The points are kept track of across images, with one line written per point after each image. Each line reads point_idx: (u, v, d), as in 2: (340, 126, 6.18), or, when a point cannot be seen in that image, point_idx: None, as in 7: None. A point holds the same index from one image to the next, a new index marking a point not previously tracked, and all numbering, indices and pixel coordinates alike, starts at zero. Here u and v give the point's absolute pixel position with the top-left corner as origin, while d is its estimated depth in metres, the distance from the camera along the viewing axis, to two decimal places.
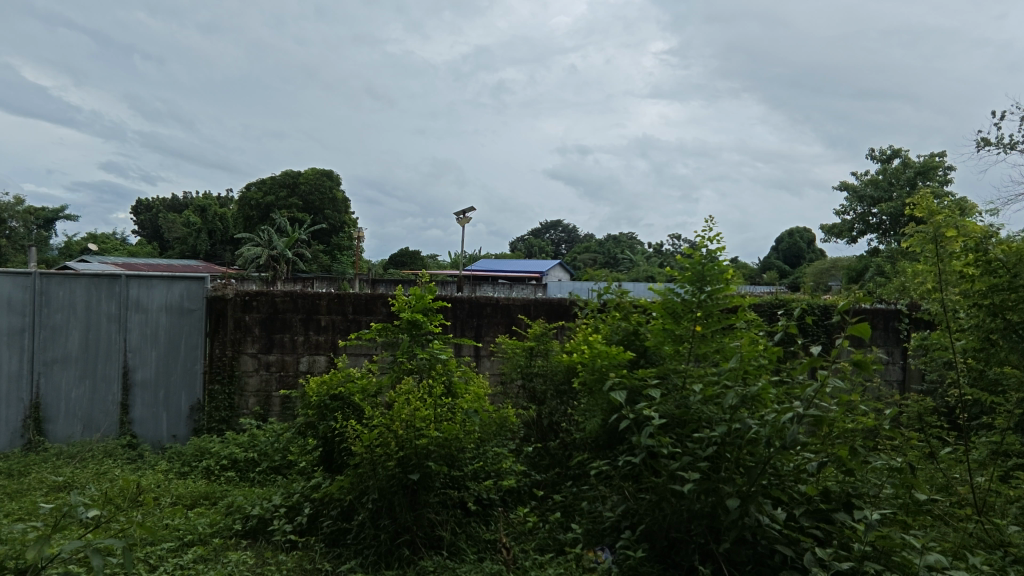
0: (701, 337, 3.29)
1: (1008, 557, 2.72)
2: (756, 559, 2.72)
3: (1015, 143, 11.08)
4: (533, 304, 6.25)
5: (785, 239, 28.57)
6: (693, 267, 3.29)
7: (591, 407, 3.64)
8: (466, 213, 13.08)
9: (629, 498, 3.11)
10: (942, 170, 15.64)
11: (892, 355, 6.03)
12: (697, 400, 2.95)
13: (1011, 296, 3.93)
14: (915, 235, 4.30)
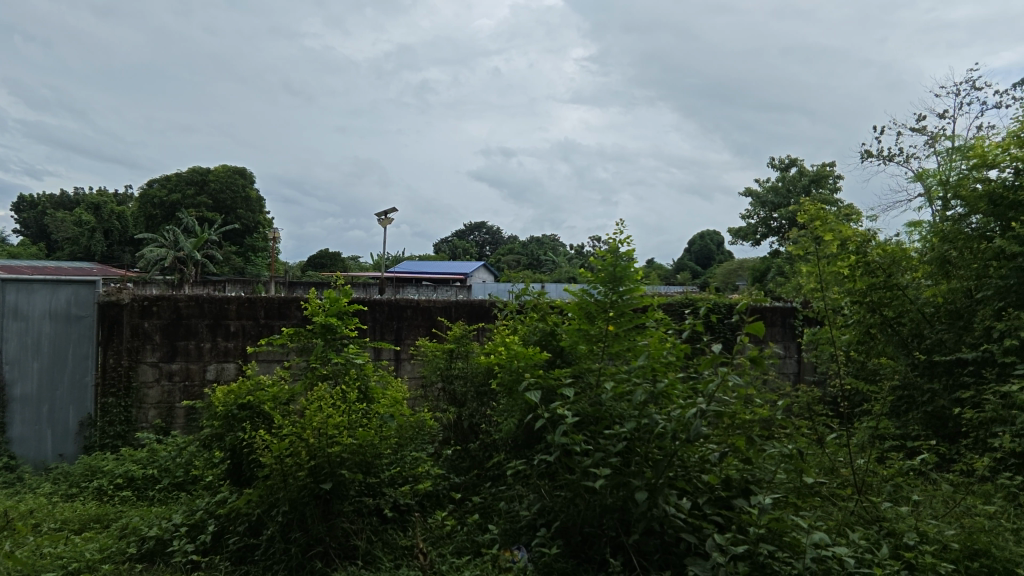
0: (613, 336, 3.40)
1: (883, 530, 3.00)
2: (663, 549, 2.83)
3: (892, 156, 12.29)
4: (454, 306, 6.23)
5: (697, 242, 30.17)
6: (606, 268, 3.37)
7: (509, 407, 3.67)
8: (387, 214, 12.89)
9: (544, 496, 3.16)
10: (832, 178, 17.11)
11: (788, 348, 6.48)
12: (609, 398, 3.05)
13: (887, 294, 4.85)
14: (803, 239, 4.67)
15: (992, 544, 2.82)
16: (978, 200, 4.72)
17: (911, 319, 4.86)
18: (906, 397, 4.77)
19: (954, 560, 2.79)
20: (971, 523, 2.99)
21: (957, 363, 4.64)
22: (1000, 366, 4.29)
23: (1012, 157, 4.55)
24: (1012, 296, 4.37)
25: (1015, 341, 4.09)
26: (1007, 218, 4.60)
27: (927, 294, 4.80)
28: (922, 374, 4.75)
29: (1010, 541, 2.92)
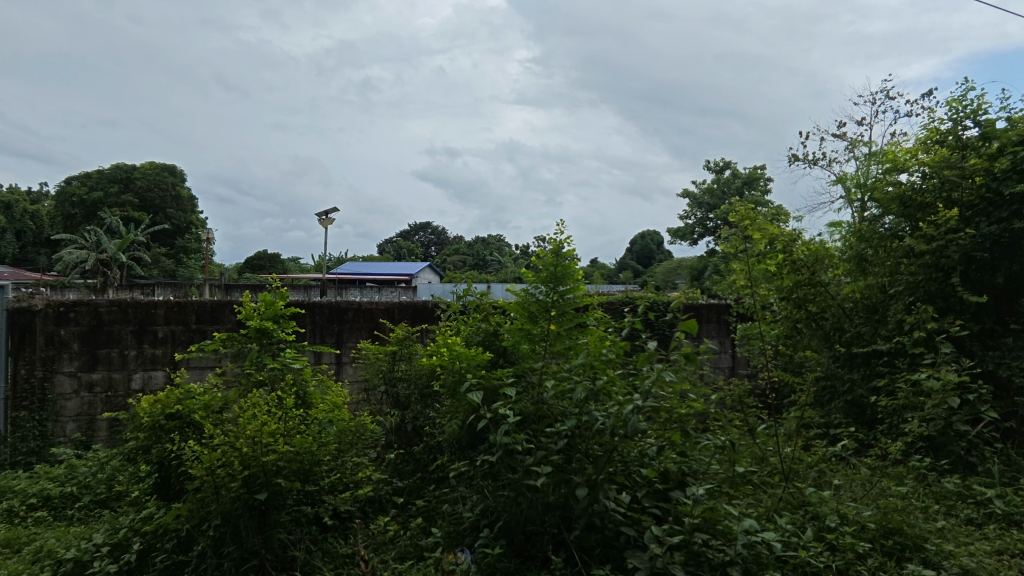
0: (555, 335, 3.44)
1: (808, 514, 3.17)
2: (604, 543, 2.88)
3: (817, 159, 12.98)
4: (397, 308, 6.14)
5: (638, 242, 30.95)
6: (548, 268, 3.39)
7: (453, 409, 3.65)
8: (328, 215, 12.58)
9: (487, 496, 3.15)
10: (763, 181, 17.92)
11: (723, 344, 6.77)
12: (550, 396, 3.10)
13: (811, 290, 5.11)
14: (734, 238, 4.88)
15: (904, 522, 3.03)
16: (890, 202, 5.06)
17: (832, 314, 5.15)
18: (828, 387, 5.07)
19: (871, 539, 2.98)
20: (886, 504, 3.20)
21: (873, 354, 4.94)
22: (910, 356, 4.59)
23: (920, 162, 4.89)
24: (921, 291, 4.75)
25: (923, 332, 4.42)
26: (915, 219, 4.95)
27: (846, 290, 5.10)
28: (843, 365, 5.04)
29: (920, 518, 3.15)
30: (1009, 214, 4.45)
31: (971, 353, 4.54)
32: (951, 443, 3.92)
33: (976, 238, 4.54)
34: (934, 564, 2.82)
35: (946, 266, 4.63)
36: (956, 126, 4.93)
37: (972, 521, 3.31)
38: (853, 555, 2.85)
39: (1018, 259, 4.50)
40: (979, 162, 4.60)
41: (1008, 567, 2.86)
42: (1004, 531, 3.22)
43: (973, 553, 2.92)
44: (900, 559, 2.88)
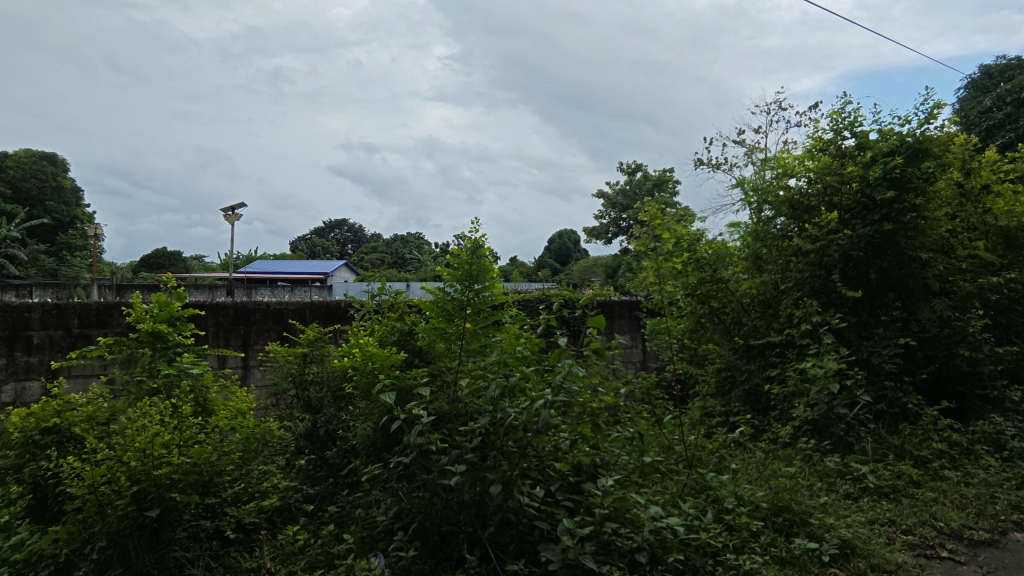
0: (471, 334, 3.44)
1: (709, 498, 3.36)
2: (518, 538, 2.91)
3: (719, 164, 13.80)
4: (309, 308, 5.90)
5: (556, 241, 31.59)
6: (462, 267, 3.37)
7: (366, 410, 3.56)
8: (235, 209, 11.98)
9: (402, 498, 3.07)
10: (672, 183, 18.84)
11: (634, 339, 7.04)
12: (465, 394, 3.13)
13: (712, 287, 5.52)
14: (644, 238, 5.15)
15: (792, 500, 3.29)
16: (780, 205, 5.47)
17: (731, 309, 5.55)
18: (729, 377, 5.41)
19: (764, 517, 3.21)
20: (777, 484, 3.45)
21: (767, 345, 5.29)
22: (798, 347, 4.97)
23: (806, 168, 5.34)
24: (807, 287, 5.16)
25: (810, 325, 4.82)
26: (802, 220, 5.39)
27: (744, 287, 5.48)
28: (741, 357, 5.40)
29: (806, 496, 3.43)
30: (881, 216, 4.92)
31: (849, 343, 5.00)
32: (832, 425, 4.30)
33: (853, 239, 4.99)
34: (817, 537, 3.08)
35: (827, 264, 5.07)
36: (837, 136, 5.39)
37: (849, 495, 3.64)
38: (747, 533, 3.06)
39: (887, 258, 4.98)
40: (855, 169, 5.05)
41: (878, 535, 3.17)
42: (875, 502, 3.57)
43: (851, 524, 3.21)
44: (789, 534, 3.12)
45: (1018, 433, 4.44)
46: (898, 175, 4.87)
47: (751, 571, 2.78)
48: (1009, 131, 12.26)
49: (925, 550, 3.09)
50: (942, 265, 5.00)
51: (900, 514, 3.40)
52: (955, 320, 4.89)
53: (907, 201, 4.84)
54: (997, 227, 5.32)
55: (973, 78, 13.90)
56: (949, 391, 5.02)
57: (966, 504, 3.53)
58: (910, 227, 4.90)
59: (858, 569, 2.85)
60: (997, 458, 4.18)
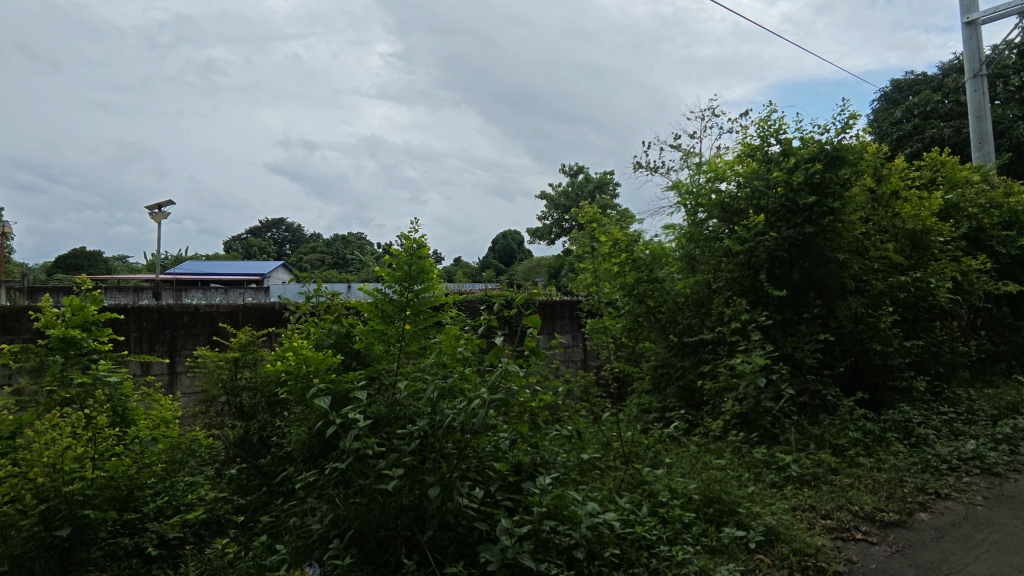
0: (411, 335, 3.41)
1: (645, 492, 3.46)
2: (457, 540, 2.90)
3: (656, 167, 14.25)
4: (241, 311, 5.66)
5: (500, 241, 31.72)
6: (401, 267, 3.33)
7: (300, 416, 3.44)
8: (161, 207, 11.37)
9: (338, 505, 2.98)
10: (612, 185, 19.28)
11: (575, 338, 7.15)
12: (403, 397, 3.09)
13: (649, 286, 5.70)
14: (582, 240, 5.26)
15: (722, 491, 3.42)
16: (712, 207, 5.70)
17: (667, 308, 5.74)
18: (664, 374, 5.58)
19: (696, 508, 3.32)
20: (709, 476, 3.58)
21: (700, 343, 5.49)
22: (729, 343, 5.18)
23: (735, 173, 5.58)
24: (737, 286, 5.40)
25: (739, 322, 5.04)
26: (732, 222, 5.63)
27: (678, 286, 5.68)
28: (676, 354, 5.58)
29: (735, 486, 3.58)
30: (803, 219, 5.20)
31: (775, 339, 5.27)
32: (760, 418, 4.52)
33: (778, 240, 5.26)
34: (745, 525, 3.22)
35: (755, 264, 5.32)
36: (764, 142, 5.66)
37: (775, 484, 3.83)
38: (680, 524, 3.16)
39: (808, 259, 5.25)
40: (780, 174, 5.33)
41: (800, 520, 3.35)
42: (798, 490, 3.77)
43: (776, 511, 3.37)
44: (719, 523, 3.25)
45: (923, 421, 4.81)
46: (818, 180, 5.15)
47: (683, 561, 2.86)
48: (916, 141, 13.33)
49: (841, 533, 3.29)
50: (858, 265, 5.35)
51: (820, 500, 3.61)
52: (868, 317, 5.21)
53: (826, 205, 5.13)
54: (905, 230, 5.74)
55: (885, 91, 14.94)
56: (864, 383, 5.38)
57: (878, 488, 3.78)
58: (829, 230, 5.21)
59: (782, 554, 2.99)
60: (905, 444, 4.50)
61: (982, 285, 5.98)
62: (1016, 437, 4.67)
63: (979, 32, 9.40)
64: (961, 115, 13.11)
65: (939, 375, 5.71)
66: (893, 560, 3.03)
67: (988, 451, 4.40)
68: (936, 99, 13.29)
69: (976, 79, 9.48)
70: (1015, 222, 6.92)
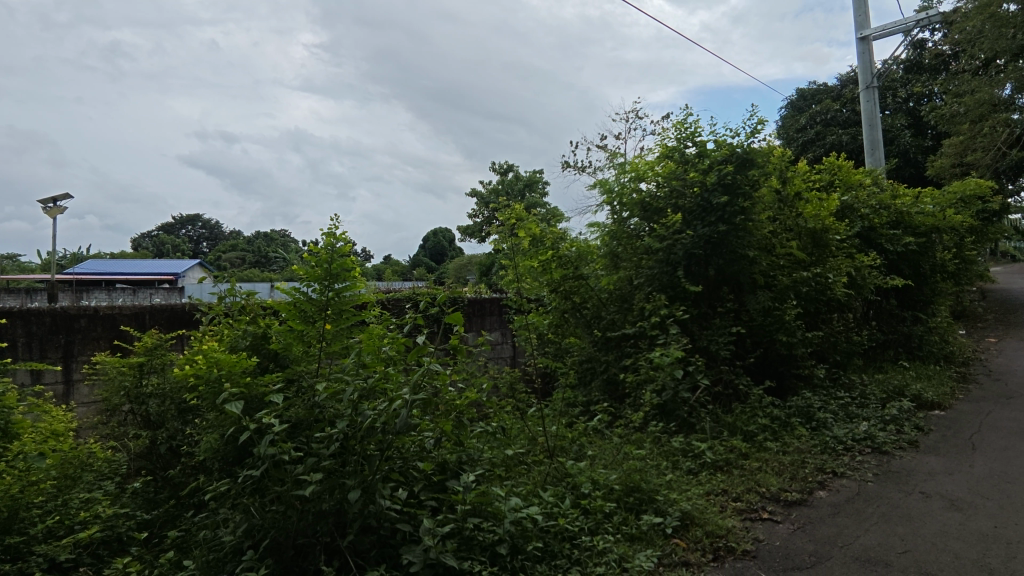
0: (332, 335, 3.33)
1: (569, 484, 3.53)
2: (380, 543, 2.85)
3: (583, 167, 14.53)
4: (148, 312, 5.28)
5: (429, 239, 31.36)
6: (320, 265, 3.22)
7: (212, 422, 3.24)
8: (55, 201, 10.45)
9: (253, 514, 2.83)
10: (541, 184, 19.55)
11: (503, 336, 7.18)
12: (322, 400, 3.00)
13: (574, 282, 5.81)
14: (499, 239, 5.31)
15: (642, 480, 3.52)
16: (633, 206, 5.86)
17: (591, 304, 5.88)
18: (590, 368, 5.73)
19: (617, 498, 3.42)
20: (629, 466, 3.69)
21: (623, 338, 5.66)
22: (649, 337, 5.37)
23: (655, 173, 5.77)
24: (657, 282, 5.61)
25: (658, 317, 5.24)
26: (652, 221, 5.81)
27: (602, 283, 5.83)
28: (600, 349, 5.73)
29: (654, 475, 3.71)
30: (716, 218, 5.46)
31: (692, 333, 5.52)
32: (678, 408, 4.72)
33: (694, 238, 5.49)
34: (663, 512, 3.34)
35: (673, 261, 5.54)
36: (682, 144, 5.88)
37: (691, 471, 4.01)
38: (601, 515, 3.25)
39: (722, 256, 5.51)
40: (696, 176, 5.57)
41: (713, 504, 3.53)
42: (712, 475, 3.96)
43: (691, 497, 3.53)
44: (638, 511, 3.36)
45: (823, 406, 5.20)
46: (730, 181, 5.42)
47: (604, 550, 2.95)
48: (819, 147, 14.37)
49: (750, 514, 3.50)
50: (766, 262, 5.68)
51: (731, 484, 3.81)
52: (774, 310, 5.55)
53: (737, 205, 5.42)
54: (807, 229, 6.17)
55: (791, 99, 15.97)
56: (772, 371, 5.74)
57: (783, 470, 4.04)
58: (740, 228, 5.50)
59: (696, 537, 3.14)
60: (808, 428, 4.84)
61: (873, 280, 6.53)
62: (902, 417, 5.14)
63: (870, 47, 10.22)
64: (857, 123, 14.26)
65: (837, 363, 6.19)
66: (795, 536, 3.25)
67: (878, 431, 4.81)
68: (835, 108, 14.37)
69: (869, 91, 10.32)
70: (900, 222, 7.60)
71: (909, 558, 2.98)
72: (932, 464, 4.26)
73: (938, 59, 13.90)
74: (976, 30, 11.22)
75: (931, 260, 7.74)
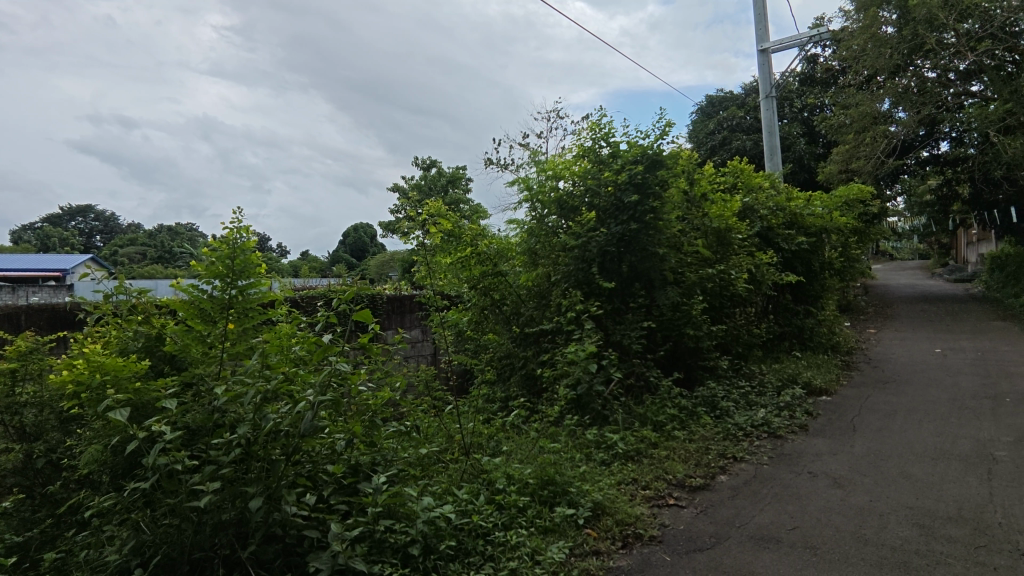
0: (234, 336, 3.14)
1: (484, 480, 3.54)
2: (285, 553, 2.73)
3: (505, 164, 14.58)
4: (23, 313, 4.78)
5: (350, 235, 30.43)
6: (221, 261, 3.01)
7: (96, 432, 2.97)
8: None
9: (143, 530, 2.65)
10: (464, 181, 19.46)
11: (423, 334, 7.07)
12: (220, 404, 2.82)
13: (493, 279, 5.83)
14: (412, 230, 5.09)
15: (556, 473, 3.58)
16: (551, 204, 5.94)
17: (510, 301, 5.92)
18: (508, 364, 5.78)
19: (531, 492, 3.46)
20: (544, 460, 3.76)
21: (540, 333, 5.74)
22: (566, 333, 5.48)
23: (571, 172, 5.87)
24: (573, 278, 5.75)
25: (574, 313, 5.37)
26: (569, 218, 5.92)
27: (521, 280, 5.88)
28: (519, 345, 5.79)
29: (568, 468, 3.79)
30: (629, 217, 5.64)
31: (607, 328, 5.69)
32: (592, 401, 4.86)
33: (608, 236, 5.65)
34: (575, 503, 3.41)
35: (588, 258, 5.68)
36: (597, 144, 6.03)
37: (604, 462, 4.13)
38: (515, 509, 3.28)
39: (634, 254, 5.72)
40: (610, 175, 5.72)
41: (624, 493, 3.65)
42: (623, 465, 4.10)
43: (603, 488, 3.63)
44: (552, 504, 3.42)
45: (726, 395, 5.52)
46: (641, 181, 5.62)
47: (517, 544, 2.97)
48: (726, 151, 15.24)
49: (657, 500, 3.66)
50: (675, 259, 5.94)
51: (640, 473, 3.96)
52: (682, 305, 5.86)
53: (647, 204, 5.62)
54: (712, 228, 6.51)
55: (701, 104, 16.81)
56: (681, 364, 6.02)
57: (689, 457, 4.25)
58: (651, 227, 5.72)
59: (606, 527, 3.24)
60: (712, 416, 5.12)
61: (770, 276, 6.99)
62: (794, 404, 5.55)
63: (769, 59, 10.94)
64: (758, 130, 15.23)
65: (739, 354, 6.60)
66: (697, 519, 3.43)
67: (773, 417, 5.17)
68: (740, 115, 15.29)
69: (768, 100, 11.04)
70: (794, 223, 8.20)
71: (797, 534, 3.22)
72: (819, 445, 4.64)
73: (828, 73, 15.08)
74: (860, 48, 12.26)
75: (820, 258, 8.41)
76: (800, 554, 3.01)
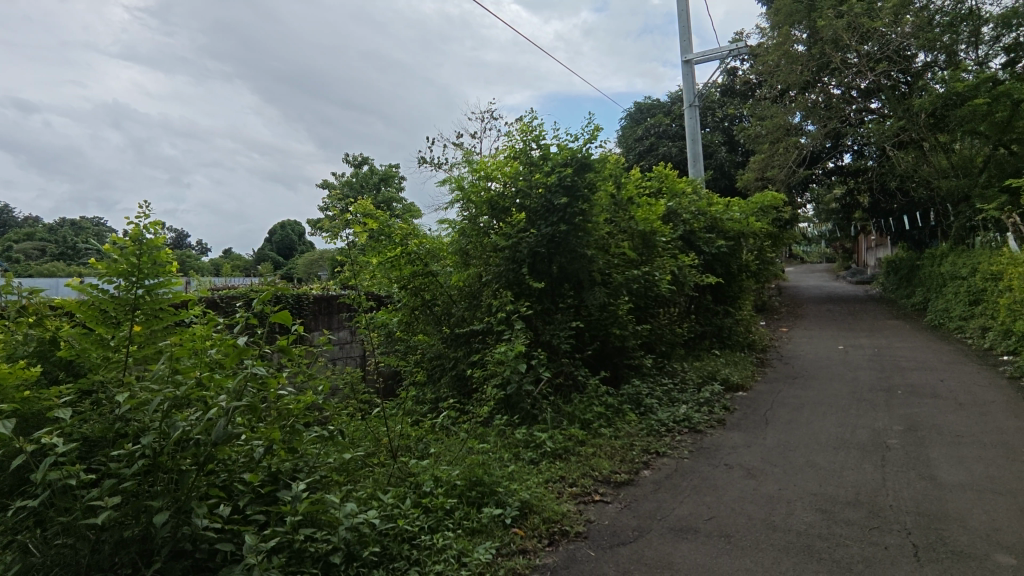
0: (141, 338, 2.92)
1: (411, 482, 3.49)
2: (195, 568, 2.58)
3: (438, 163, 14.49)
4: None
5: (276, 232, 29.25)
6: (125, 259, 2.79)
7: None
8: None
9: (32, 552, 2.37)
10: (396, 179, 19.16)
11: (350, 335, 6.92)
12: (123, 413, 2.62)
13: (423, 279, 5.78)
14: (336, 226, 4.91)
15: (484, 474, 3.59)
16: (482, 205, 5.92)
17: (441, 301, 5.88)
18: (439, 364, 5.74)
19: (459, 493, 3.44)
20: (472, 461, 3.75)
21: (471, 334, 5.73)
22: (496, 333, 5.50)
23: (502, 173, 5.88)
24: (504, 279, 5.76)
25: (504, 313, 5.40)
26: (500, 218, 5.93)
27: (452, 280, 5.85)
28: (449, 345, 5.75)
29: (496, 467, 3.81)
30: (558, 218, 5.69)
31: (537, 328, 5.76)
32: (521, 400, 4.90)
33: (538, 237, 5.70)
34: (503, 503, 3.43)
35: (518, 259, 5.72)
36: (527, 145, 6.07)
37: (532, 461, 4.17)
38: (442, 512, 3.25)
39: (564, 255, 5.80)
40: (540, 177, 5.79)
41: (551, 491, 3.70)
42: (551, 463, 4.16)
43: (531, 487, 3.66)
44: (480, 504, 3.41)
45: (650, 392, 5.72)
46: (570, 183, 5.71)
47: (443, 547, 2.96)
48: (653, 156, 15.81)
49: (584, 497, 3.73)
50: (602, 261, 6.09)
51: (568, 470, 4.03)
52: (609, 305, 6.01)
53: (576, 207, 5.72)
54: (638, 231, 6.72)
55: (629, 111, 17.37)
56: (608, 363, 6.19)
57: (614, 453, 4.37)
58: (579, 228, 5.81)
59: (532, 525, 3.27)
60: (636, 413, 5.29)
61: (692, 278, 7.29)
62: (713, 399, 5.83)
63: (693, 70, 11.43)
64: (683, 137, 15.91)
65: (663, 352, 6.85)
66: (622, 514, 3.53)
67: (693, 412, 5.41)
68: (666, 123, 15.92)
69: (692, 109, 11.55)
70: (714, 226, 8.61)
71: (713, 523, 3.38)
72: (735, 438, 4.89)
73: (746, 86, 15.94)
74: (775, 63, 13.04)
75: (738, 261, 8.86)
76: (716, 542, 3.15)
